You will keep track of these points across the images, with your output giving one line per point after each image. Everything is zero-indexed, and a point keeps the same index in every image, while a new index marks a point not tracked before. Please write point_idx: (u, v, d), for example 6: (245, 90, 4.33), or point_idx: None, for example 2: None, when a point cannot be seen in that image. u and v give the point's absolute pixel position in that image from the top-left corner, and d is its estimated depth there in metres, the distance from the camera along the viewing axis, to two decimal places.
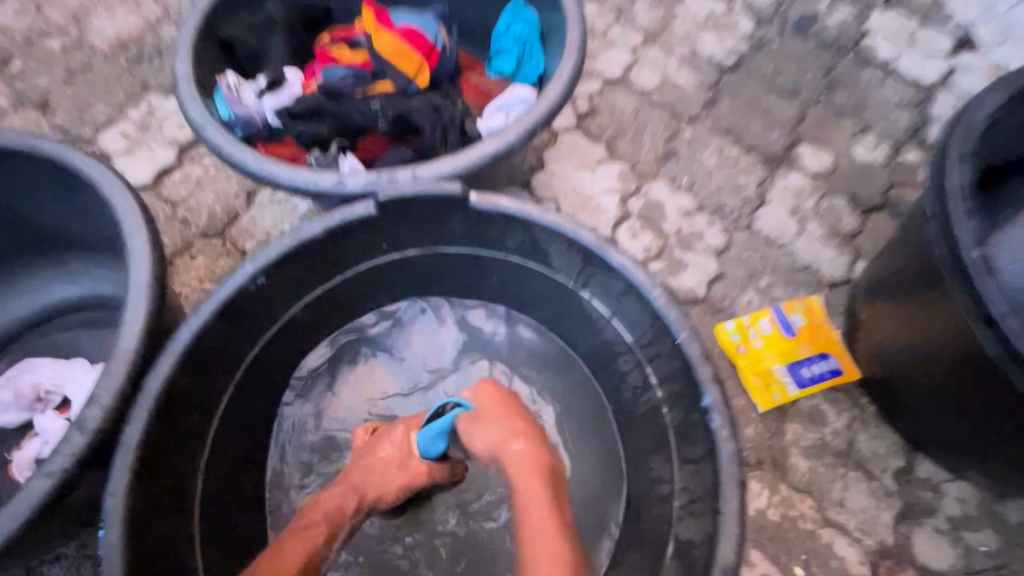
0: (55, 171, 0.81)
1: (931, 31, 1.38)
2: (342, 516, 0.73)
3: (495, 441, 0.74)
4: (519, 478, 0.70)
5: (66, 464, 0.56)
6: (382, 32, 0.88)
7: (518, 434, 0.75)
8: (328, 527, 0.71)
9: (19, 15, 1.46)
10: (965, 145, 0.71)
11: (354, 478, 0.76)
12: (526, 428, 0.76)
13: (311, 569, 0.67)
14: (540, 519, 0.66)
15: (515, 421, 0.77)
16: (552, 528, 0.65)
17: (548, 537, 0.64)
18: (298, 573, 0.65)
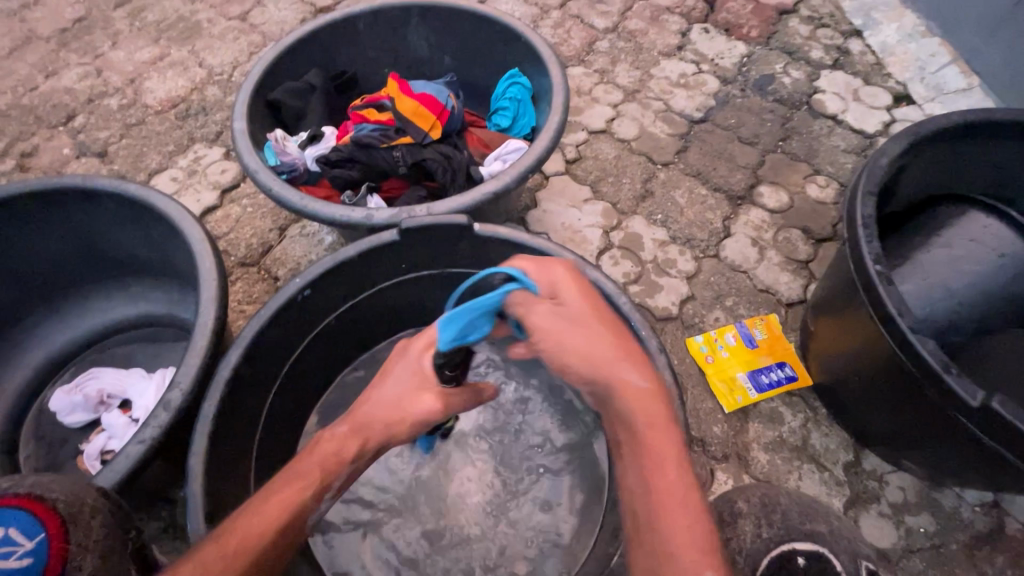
0: (133, 207, 0.99)
1: (872, 88, 1.60)
2: (338, 462, 0.71)
3: (608, 366, 0.64)
4: (638, 412, 0.63)
5: (156, 433, 0.73)
6: (405, 97, 1.09)
7: (628, 362, 0.65)
8: (320, 475, 0.69)
9: (83, 79, 1.69)
10: (870, 184, 0.90)
11: (362, 419, 0.73)
12: (633, 355, 0.66)
13: (298, 521, 0.66)
14: (660, 453, 0.61)
15: (621, 346, 0.66)
16: (676, 463, 0.61)
17: (668, 463, 0.61)
18: (279, 528, 0.63)
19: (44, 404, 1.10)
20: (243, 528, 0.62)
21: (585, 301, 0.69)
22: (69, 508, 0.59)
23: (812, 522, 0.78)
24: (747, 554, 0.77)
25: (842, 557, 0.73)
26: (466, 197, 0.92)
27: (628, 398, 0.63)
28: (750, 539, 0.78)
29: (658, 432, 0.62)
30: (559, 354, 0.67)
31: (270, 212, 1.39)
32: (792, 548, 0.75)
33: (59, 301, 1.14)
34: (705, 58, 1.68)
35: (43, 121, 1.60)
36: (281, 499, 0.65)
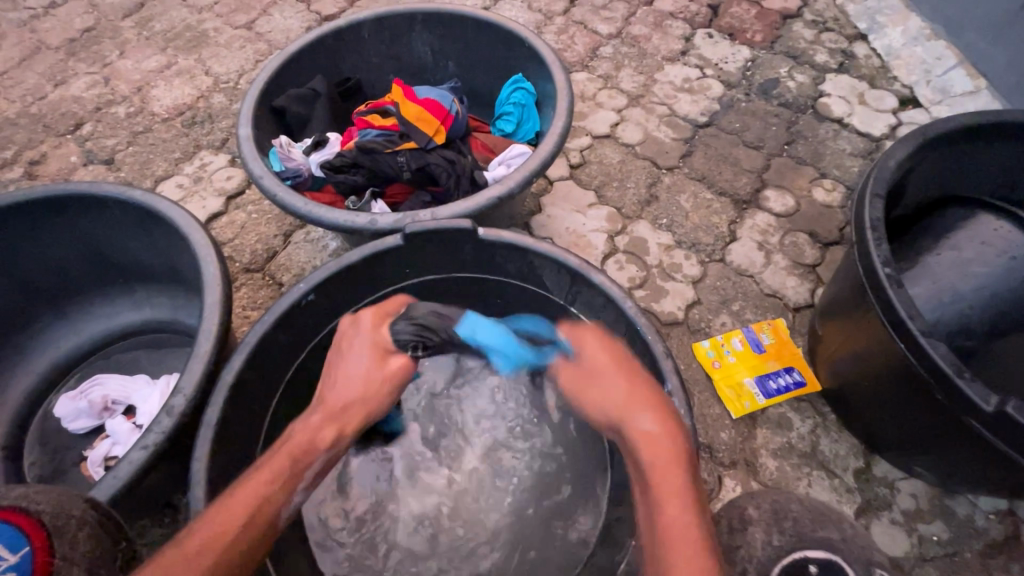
0: (138, 213, 1.00)
1: (878, 92, 1.59)
2: (311, 450, 0.68)
3: (621, 413, 0.68)
4: (649, 455, 0.63)
5: (158, 439, 0.73)
6: (409, 102, 1.10)
7: (648, 406, 0.68)
8: (290, 467, 0.66)
9: (91, 88, 1.71)
10: (878, 187, 0.89)
11: (332, 405, 0.72)
12: (655, 402, 0.68)
13: (265, 517, 0.62)
14: (671, 488, 0.60)
15: (643, 389, 0.69)
16: (684, 499, 0.59)
17: (676, 496, 0.60)
18: (245, 524, 0.60)
19: (49, 410, 1.10)
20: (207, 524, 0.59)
21: (613, 351, 0.75)
22: (55, 521, 0.59)
23: (823, 530, 0.77)
24: (757, 564, 0.75)
25: (856, 565, 0.72)
26: (470, 202, 0.92)
27: (641, 442, 0.65)
28: (760, 547, 0.76)
29: (666, 470, 0.62)
30: (587, 406, 0.74)
31: (275, 219, 1.40)
32: (802, 557, 0.73)
33: (65, 307, 1.14)
34: (709, 63, 1.68)
35: (52, 129, 1.62)
36: (250, 491, 0.62)
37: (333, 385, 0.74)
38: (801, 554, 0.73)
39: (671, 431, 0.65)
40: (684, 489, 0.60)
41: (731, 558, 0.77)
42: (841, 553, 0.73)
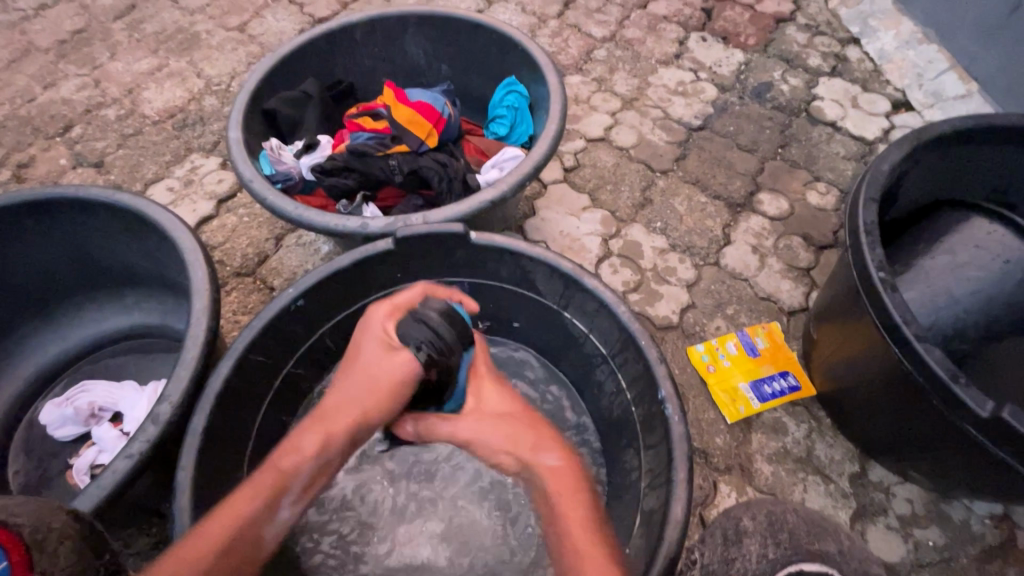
0: (127, 217, 0.98)
1: (871, 95, 1.60)
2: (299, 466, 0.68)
3: (529, 451, 0.70)
4: (556, 491, 0.65)
5: (144, 448, 0.72)
6: (401, 105, 1.09)
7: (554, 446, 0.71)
8: (277, 481, 0.66)
9: (81, 90, 1.69)
10: (872, 191, 0.88)
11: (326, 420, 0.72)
12: (551, 440, 0.72)
13: (250, 532, 0.61)
14: (578, 519, 0.63)
15: (547, 429, 0.74)
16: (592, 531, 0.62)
17: (586, 528, 0.62)
18: (228, 538, 0.60)
19: (35, 418, 1.08)
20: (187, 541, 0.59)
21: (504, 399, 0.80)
22: (34, 534, 0.56)
23: (821, 542, 0.76)
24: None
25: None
26: (462, 206, 0.91)
27: (543, 477, 0.67)
28: (756, 560, 0.76)
29: (572, 505, 0.64)
30: (480, 447, 0.75)
31: (266, 222, 1.38)
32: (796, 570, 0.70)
33: (51, 312, 1.13)
34: (703, 66, 1.68)
35: (40, 131, 1.60)
36: (235, 505, 0.62)
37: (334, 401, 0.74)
38: (795, 567, 0.70)
39: (574, 467, 0.68)
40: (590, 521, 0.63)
41: (727, 569, 0.78)
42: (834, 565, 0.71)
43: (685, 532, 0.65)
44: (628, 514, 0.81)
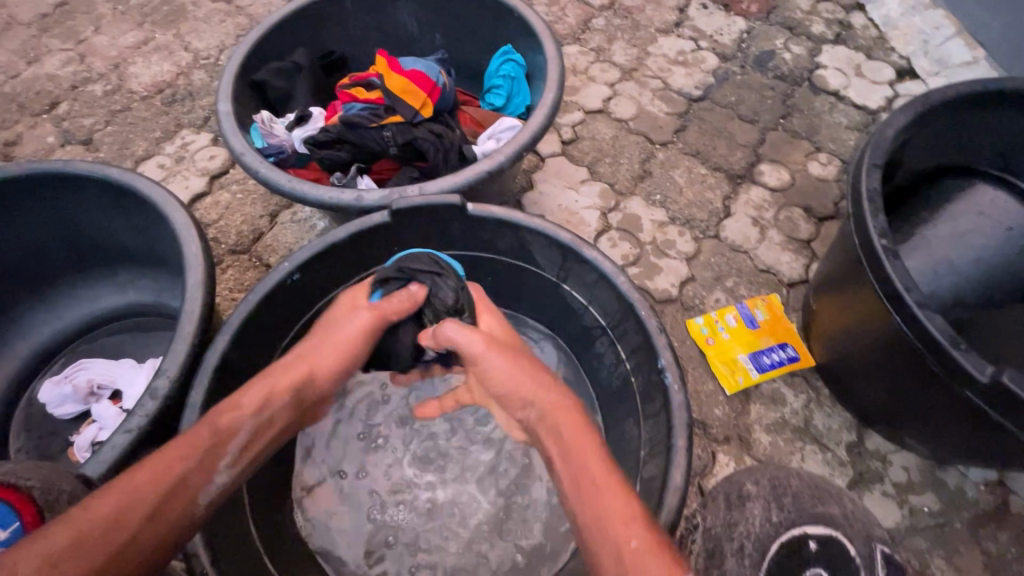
0: (117, 192, 0.96)
1: (875, 63, 1.56)
2: (230, 435, 0.64)
3: (535, 389, 0.69)
4: (565, 425, 0.64)
5: (143, 423, 0.72)
6: (394, 74, 1.06)
7: (527, 385, 0.69)
8: (206, 446, 0.62)
9: (65, 65, 1.64)
10: (875, 157, 0.87)
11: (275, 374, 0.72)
12: (537, 368, 0.72)
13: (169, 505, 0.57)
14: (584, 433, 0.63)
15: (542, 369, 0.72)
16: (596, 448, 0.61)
17: (602, 461, 0.59)
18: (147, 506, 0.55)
19: (34, 396, 1.08)
20: (97, 494, 0.54)
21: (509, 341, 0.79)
22: (45, 496, 0.60)
23: (824, 505, 0.77)
24: (754, 539, 0.75)
25: (856, 539, 0.73)
26: (457, 177, 0.90)
27: (557, 415, 0.66)
28: (758, 523, 0.76)
29: (574, 422, 0.64)
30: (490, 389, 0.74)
31: (261, 199, 1.37)
32: (803, 533, 0.72)
33: (44, 291, 1.11)
34: (704, 35, 1.64)
35: (26, 109, 1.56)
36: (156, 467, 0.57)
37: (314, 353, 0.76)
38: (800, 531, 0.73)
39: (563, 396, 0.68)
40: (596, 450, 0.61)
41: (729, 534, 0.78)
42: (840, 527, 0.73)
43: (686, 498, 0.66)
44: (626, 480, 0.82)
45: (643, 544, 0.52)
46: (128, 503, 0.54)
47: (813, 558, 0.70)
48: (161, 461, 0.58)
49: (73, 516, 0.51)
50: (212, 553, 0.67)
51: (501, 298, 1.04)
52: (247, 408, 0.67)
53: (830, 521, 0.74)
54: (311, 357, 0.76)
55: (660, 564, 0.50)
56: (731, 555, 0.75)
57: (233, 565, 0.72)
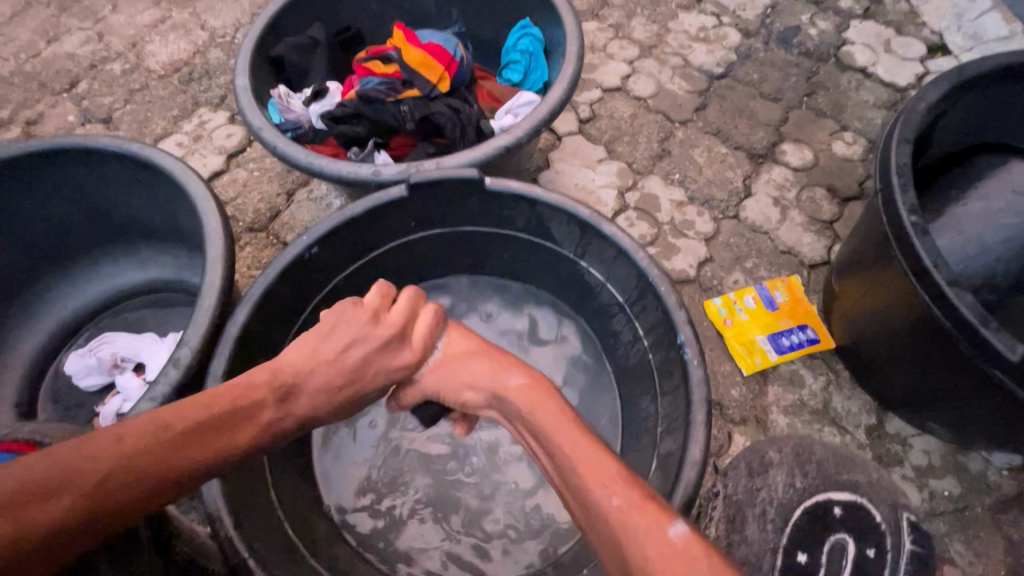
0: (137, 167, 0.97)
1: (906, 38, 1.51)
2: (233, 451, 0.55)
3: (497, 376, 0.69)
4: (532, 405, 0.63)
5: (166, 390, 0.73)
6: (411, 47, 1.05)
7: (487, 375, 0.70)
8: (207, 455, 0.53)
9: (84, 44, 1.65)
10: (906, 131, 0.84)
11: (292, 380, 0.62)
12: (513, 361, 0.71)
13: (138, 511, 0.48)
14: (553, 410, 0.62)
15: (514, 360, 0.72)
16: (571, 421, 0.60)
17: (567, 428, 0.59)
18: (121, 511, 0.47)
19: (61, 368, 1.11)
20: (75, 471, 0.46)
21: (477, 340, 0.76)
22: None
23: (849, 474, 0.96)
24: (779, 505, 0.93)
25: (882, 507, 0.92)
26: (476, 152, 0.89)
27: (515, 397, 0.65)
28: (781, 491, 0.95)
29: (546, 404, 0.63)
30: (457, 391, 0.73)
31: (277, 176, 1.37)
32: (829, 500, 0.93)
33: (68, 267, 1.14)
34: (726, 10, 1.59)
35: (47, 88, 1.57)
36: (154, 462, 0.49)
37: (346, 369, 0.66)
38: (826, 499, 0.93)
39: (532, 376, 0.67)
40: (572, 419, 0.60)
41: (752, 500, 0.94)
42: (862, 493, 0.93)
43: (705, 471, 0.65)
44: (642, 456, 0.82)
45: (628, 500, 0.50)
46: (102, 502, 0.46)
47: (835, 525, 0.91)
48: (161, 455, 0.50)
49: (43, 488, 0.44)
50: (235, 516, 0.67)
51: (516, 275, 1.04)
52: (258, 423, 0.58)
53: (853, 489, 0.94)
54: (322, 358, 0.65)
55: (650, 516, 0.49)
56: (755, 520, 0.93)
57: (257, 527, 0.72)
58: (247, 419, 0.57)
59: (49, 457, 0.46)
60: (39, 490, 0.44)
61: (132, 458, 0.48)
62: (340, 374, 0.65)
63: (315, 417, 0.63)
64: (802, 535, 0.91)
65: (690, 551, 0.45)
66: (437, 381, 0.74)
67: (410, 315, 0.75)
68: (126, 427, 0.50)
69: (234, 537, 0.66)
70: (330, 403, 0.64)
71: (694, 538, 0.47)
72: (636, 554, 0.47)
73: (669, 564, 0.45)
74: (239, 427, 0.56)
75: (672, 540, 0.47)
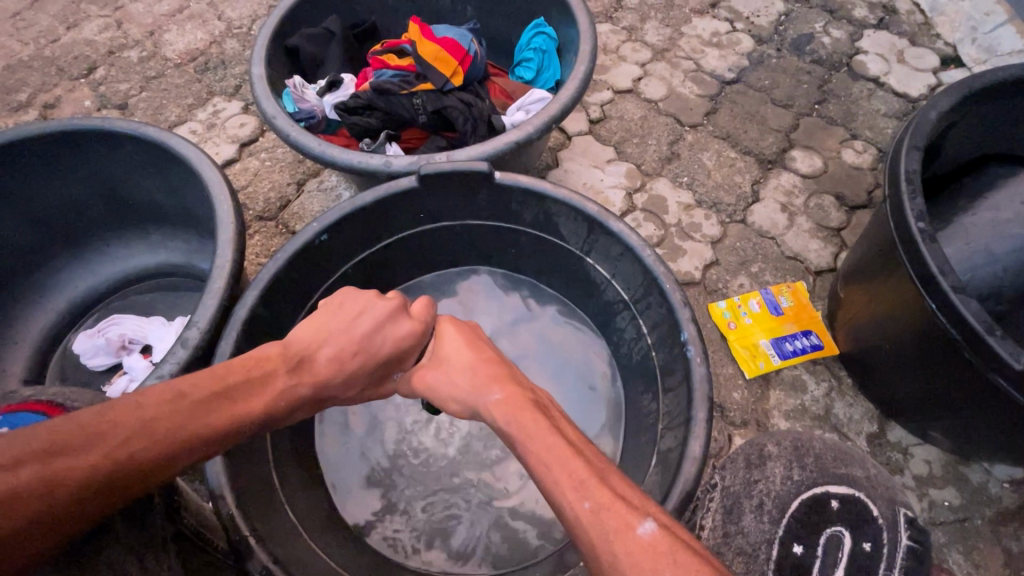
0: (152, 151, 0.98)
1: (919, 49, 1.50)
2: (249, 417, 0.56)
3: (479, 387, 0.64)
4: (511, 415, 0.58)
5: (174, 370, 0.74)
6: (426, 41, 1.06)
7: (471, 389, 0.65)
8: (223, 420, 0.54)
9: (102, 30, 1.67)
10: (916, 138, 0.84)
11: (304, 353, 0.64)
12: (501, 371, 0.66)
13: (157, 471, 0.50)
14: (532, 415, 0.57)
15: (504, 366, 0.67)
16: (551, 428, 0.54)
17: (545, 433, 0.54)
18: (140, 469, 0.48)
19: (69, 347, 1.12)
20: (98, 430, 0.48)
21: (471, 345, 0.72)
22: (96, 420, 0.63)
23: (847, 467, 0.89)
24: (775, 497, 0.87)
25: (879, 502, 0.85)
26: (487, 146, 0.90)
27: (494, 411, 0.60)
28: (779, 482, 0.89)
29: (527, 410, 0.57)
30: (446, 398, 0.69)
31: (288, 167, 1.38)
32: (826, 492, 0.86)
33: (79, 247, 1.15)
34: (740, 16, 1.60)
35: (65, 72, 1.59)
36: (172, 425, 0.51)
37: (354, 345, 0.67)
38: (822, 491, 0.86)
39: (517, 387, 0.62)
40: (547, 424, 0.55)
41: (749, 492, 0.89)
42: (861, 488, 0.86)
43: (704, 467, 0.66)
44: (643, 451, 0.82)
45: (597, 502, 0.46)
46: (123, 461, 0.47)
47: (834, 517, 0.84)
48: (179, 417, 0.51)
49: (69, 445, 0.46)
50: (237, 496, 0.68)
51: (523, 271, 1.04)
52: (272, 392, 0.59)
53: (852, 483, 0.87)
54: (329, 334, 0.67)
55: (618, 516, 0.45)
56: (750, 511, 0.87)
57: (257, 507, 0.72)
58: (261, 387, 0.58)
59: (72, 420, 0.48)
60: (62, 447, 0.46)
61: (148, 421, 0.50)
62: (351, 341, 0.67)
63: (330, 386, 0.65)
64: (799, 526, 0.85)
65: (657, 548, 0.42)
66: (426, 385, 0.71)
67: (408, 312, 0.74)
68: (143, 394, 0.51)
69: (236, 516, 0.66)
70: (343, 372, 0.66)
71: (663, 534, 0.43)
72: (605, 557, 0.44)
73: (637, 566, 0.42)
74: (253, 394, 0.58)
75: (637, 540, 0.43)
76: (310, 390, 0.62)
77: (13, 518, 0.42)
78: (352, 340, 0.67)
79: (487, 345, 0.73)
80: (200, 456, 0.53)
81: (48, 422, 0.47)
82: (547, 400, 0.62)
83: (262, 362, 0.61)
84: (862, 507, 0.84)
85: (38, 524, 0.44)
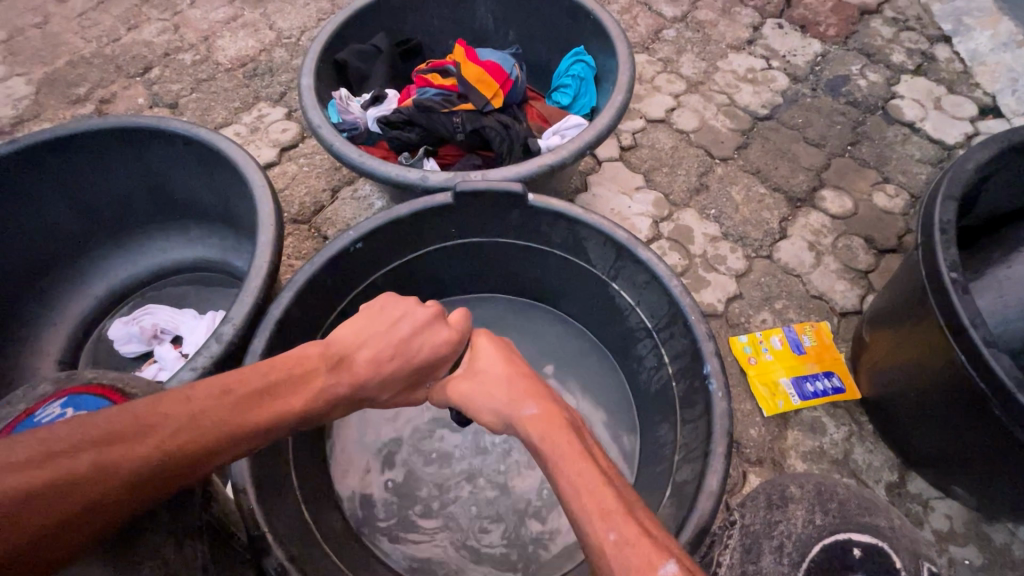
0: (202, 152, 1.03)
1: (957, 97, 1.50)
2: (288, 414, 0.58)
3: (512, 403, 0.65)
4: (543, 434, 0.59)
5: (207, 363, 0.76)
6: (470, 63, 1.10)
7: (504, 403, 0.66)
8: (265, 416, 0.56)
9: (160, 33, 1.76)
10: (952, 188, 0.84)
11: (342, 356, 0.66)
12: (535, 388, 0.67)
13: (202, 463, 0.51)
14: (563, 437, 0.57)
15: (538, 383, 0.68)
16: (581, 452, 0.55)
17: (575, 457, 0.54)
18: (187, 460, 0.50)
19: (103, 333, 1.17)
20: (151, 421, 0.50)
21: (505, 361, 0.73)
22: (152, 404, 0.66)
23: (872, 516, 0.85)
24: (795, 539, 0.84)
25: (902, 554, 0.79)
26: (522, 168, 0.92)
27: (527, 428, 0.61)
28: (800, 525, 0.85)
29: (560, 431, 0.58)
30: (478, 410, 0.70)
31: (325, 173, 1.43)
32: (848, 540, 0.81)
33: (122, 237, 1.20)
34: (776, 54, 1.61)
35: (122, 70, 1.67)
36: (218, 419, 0.53)
37: (390, 351, 0.69)
38: (846, 537, 0.82)
39: (550, 405, 0.63)
40: (579, 448, 0.56)
41: (769, 532, 0.86)
42: (885, 538, 0.81)
43: (721, 502, 0.65)
44: (658, 481, 0.82)
45: (622, 535, 0.47)
46: (172, 451, 0.49)
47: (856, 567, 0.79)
48: (225, 411, 0.53)
49: (124, 435, 0.48)
50: (258, 490, 0.70)
51: (547, 293, 1.06)
52: (311, 391, 0.61)
53: (875, 531, 0.82)
54: (367, 338, 0.68)
55: (642, 553, 0.45)
56: (770, 552, 0.83)
57: (275, 504, 0.74)
58: (300, 386, 0.60)
59: (127, 410, 0.50)
60: (117, 436, 0.48)
61: (198, 414, 0.52)
62: (388, 345, 0.69)
63: (366, 388, 0.66)
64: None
65: None
66: (458, 395, 0.72)
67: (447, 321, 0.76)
68: (192, 389, 0.54)
69: (256, 512, 0.68)
70: (379, 375, 0.68)
71: None
72: None
73: None
74: (293, 392, 0.60)
75: None
76: (345, 392, 0.64)
77: (71, 503, 0.44)
78: (388, 346, 0.69)
79: (521, 361, 0.74)
80: (241, 450, 0.55)
81: (105, 412, 0.49)
82: (580, 421, 0.63)
83: (302, 361, 0.63)
84: (885, 559, 0.79)
85: (92, 510, 0.45)
